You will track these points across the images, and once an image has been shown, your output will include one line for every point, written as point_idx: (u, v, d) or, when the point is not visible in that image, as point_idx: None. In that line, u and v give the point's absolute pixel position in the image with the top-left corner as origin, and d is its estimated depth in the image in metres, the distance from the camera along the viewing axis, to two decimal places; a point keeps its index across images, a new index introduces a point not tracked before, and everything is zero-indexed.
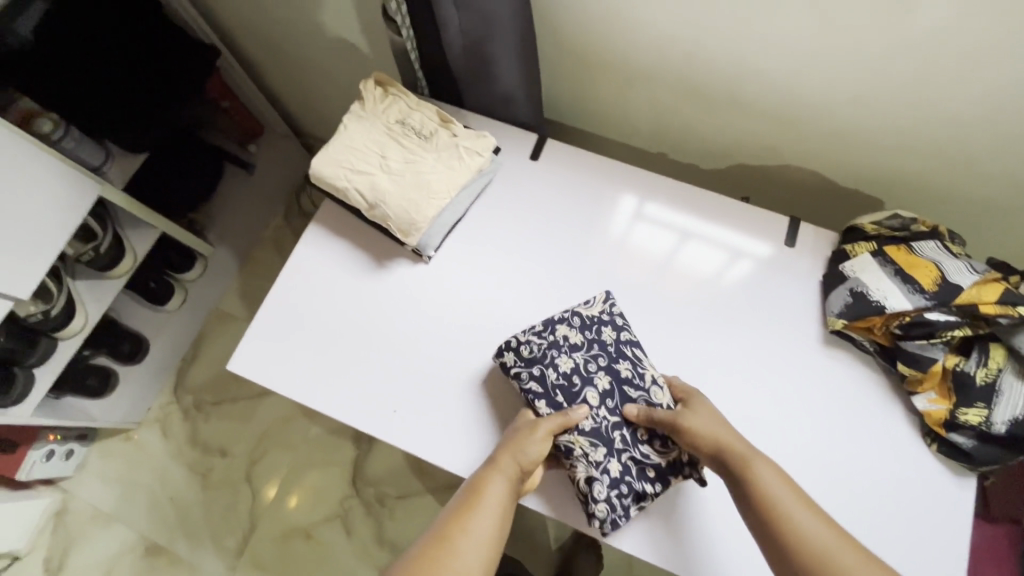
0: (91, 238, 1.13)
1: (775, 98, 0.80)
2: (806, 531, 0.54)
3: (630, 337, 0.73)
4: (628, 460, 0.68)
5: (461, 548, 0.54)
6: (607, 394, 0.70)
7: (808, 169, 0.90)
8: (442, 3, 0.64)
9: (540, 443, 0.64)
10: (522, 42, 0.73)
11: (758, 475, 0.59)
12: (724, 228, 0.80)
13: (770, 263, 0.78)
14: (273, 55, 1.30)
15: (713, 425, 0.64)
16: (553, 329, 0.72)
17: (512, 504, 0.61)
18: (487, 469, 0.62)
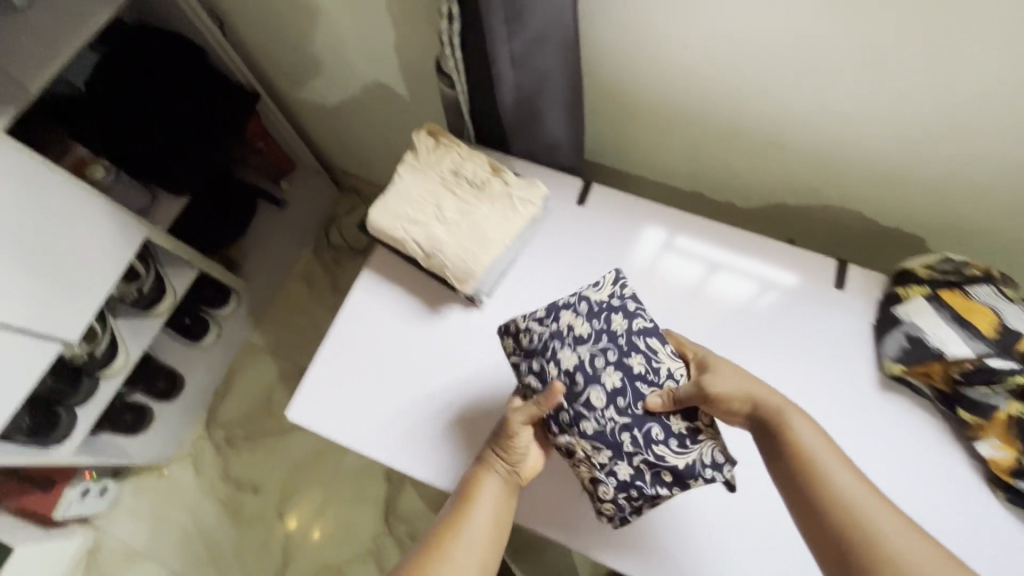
0: (135, 278, 1.16)
1: (819, 139, 0.81)
2: (836, 483, 0.57)
3: (644, 327, 0.71)
4: (640, 463, 0.66)
5: (462, 543, 0.60)
6: (617, 392, 0.68)
7: (851, 209, 0.91)
8: (500, 61, 0.66)
9: (521, 434, 0.67)
10: (572, 94, 0.75)
11: (793, 425, 0.61)
12: (756, 261, 0.81)
13: (809, 296, 0.79)
14: (310, 97, 1.34)
15: (740, 385, 0.65)
16: (557, 317, 0.71)
17: (506, 498, 0.66)
18: (480, 466, 0.67)
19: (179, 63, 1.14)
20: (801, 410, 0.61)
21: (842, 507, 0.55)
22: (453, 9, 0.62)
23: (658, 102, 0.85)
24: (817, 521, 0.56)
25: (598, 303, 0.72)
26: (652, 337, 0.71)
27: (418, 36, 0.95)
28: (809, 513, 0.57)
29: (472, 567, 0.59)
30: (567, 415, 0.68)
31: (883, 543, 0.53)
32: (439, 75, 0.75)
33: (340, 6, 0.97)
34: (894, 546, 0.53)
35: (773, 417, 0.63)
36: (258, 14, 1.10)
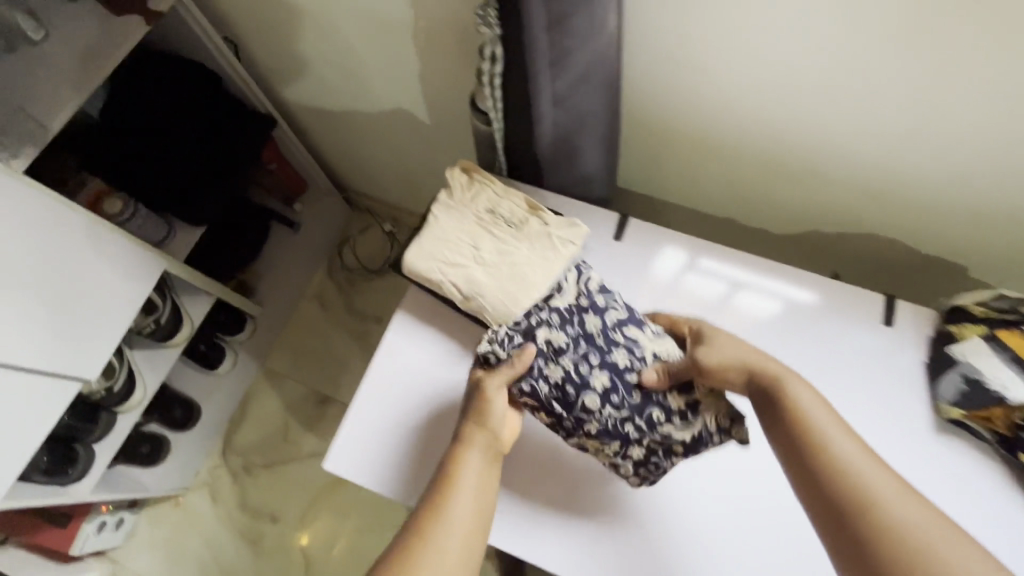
0: (152, 309, 1.14)
1: (860, 170, 0.80)
2: (837, 449, 0.55)
3: (618, 319, 0.74)
4: (651, 443, 0.70)
5: (446, 518, 0.57)
6: (609, 389, 0.71)
7: (889, 238, 0.89)
8: (540, 103, 0.64)
9: (497, 404, 0.68)
10: (611, 128, 0.73)
11: (791, 391, 0.60)
12: (778, 280, 0.81)
13: (835, 313, 0.79)
14: (325, 120, 1.31)
15: (738, 352, 0.65)
16: (534, 335, 0.72)
17: (490, 474, 0.63)
18: (460, 443, 0.65)
19: (196, 91, 1.11)
20: (800, 377, 0.60)
21: (842, 472, 0.53)
22: (496, 49, 0.60)
23: (693, 131, 0.83)
24: (819, 488, 0.53)
25: (569, 310, 0.74)
26: (625, 326, 0.74)
27: (444, 65, 0.93)
28: (809, 481, 0.55)
29: (466, 546, 0.56)
30: (569, 421, 0.71)
31: (885, 511, 0.50)
32: (475, 111, 0.73)
33: (363, 34, 0.94)
34: (897, 513, 0.50)
35: (771, 384, 0.61)
36: (276, 40, 1.08)
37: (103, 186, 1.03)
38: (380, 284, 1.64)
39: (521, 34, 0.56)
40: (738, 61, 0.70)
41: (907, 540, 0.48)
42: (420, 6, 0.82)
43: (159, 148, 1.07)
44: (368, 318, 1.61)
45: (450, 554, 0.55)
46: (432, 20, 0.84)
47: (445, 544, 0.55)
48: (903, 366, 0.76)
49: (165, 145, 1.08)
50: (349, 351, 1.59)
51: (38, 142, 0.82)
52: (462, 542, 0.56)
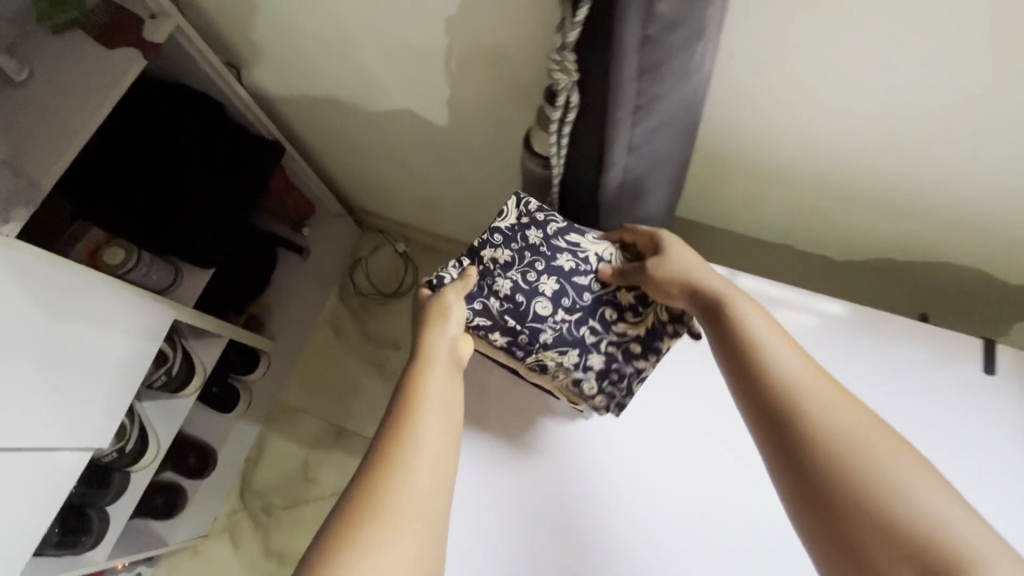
0: (162, 360, 1.07)
1: (950, 203, 0.72)
2: (778, 359, 0.55)
3: (559, 227, 0.72)
4: (608, 346, 0.71)
5: (413, 438, 0.58)
6: (559, 295, 0.70)
7: (977, 270, 0.81)
8: (615, 151, 0.56)
9: (456, 320, 0.67)
10: (681, 167, 0.65)
11: (735, 310, 0.60)
12: (805, 295, 0.79)
13: (861, 322, 0.78)
14: (334, 143, 1.22)
15: (697, 268, 0.64)
16: (479, 258, 0.71)
17: (455, 388, 0.64)
18: (423, 359, 0.64)
19: (197, 125, 1.02)
20: (744, 296, 0.61)
21: (781, 380, 0.54)
22: (573, 95, 0.52)
23: (760, 160, 0.76)
24: (760, 395, 0.54)
25: (512, 229, 0.72)
26: (569, 232, 0.71)
27: (477, 95, 0.84)
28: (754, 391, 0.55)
29: (434, 468, 0.57)
30: (525, 335, 0.70)
31: (822, 417, 0.51)
32: (530, 154, 0.66)
33: (385, 60, 0.85)
34: (833, 419, 0.51)
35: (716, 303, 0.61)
36: (283, 63, 0.98)
37: (101, 236, 0.94)
38: (396, 309, 1.55)
39: (606, 81, 0.48)
40: (827, 84, 0.63)
41: (841, 442, 0.50)
42: (456, 33, 0.73)
43: (163, 190, 0.98)
44: (386, 346, 1.53)
45: (423, 471, 0.56)
46: (468, 48, 0.75)
47: (416, 468, 0.56)
48: (977, 407, 0.74)
49: (170, 187, 0.99)
50: (368, 382, 1.50)
51: (32, 202, 0.72)
52: (433, 458, 0.58)
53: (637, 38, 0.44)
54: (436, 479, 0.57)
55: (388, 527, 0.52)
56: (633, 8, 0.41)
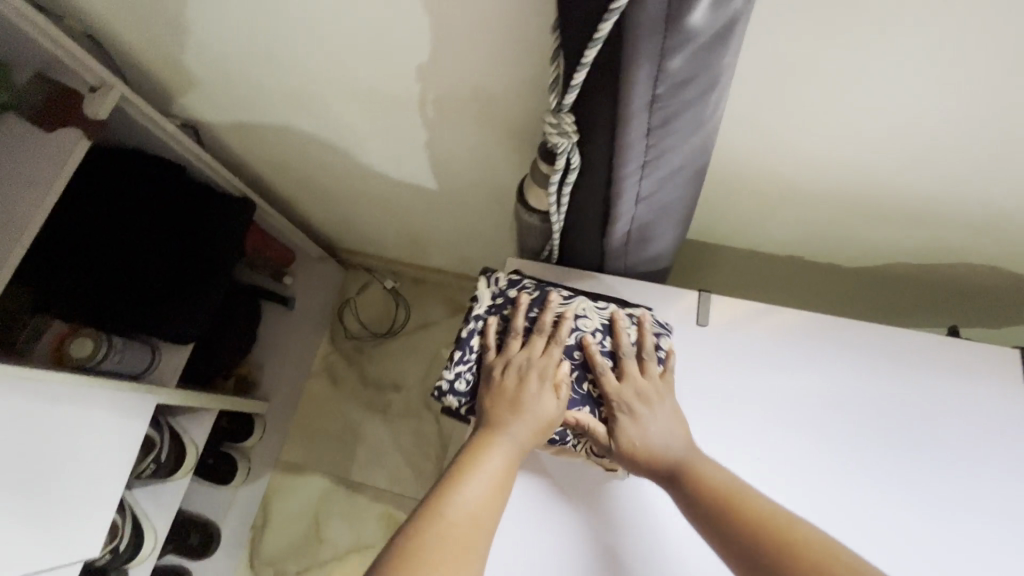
0: (151, 447, 1.00)
1: (972, 209, 0.68)
2: (754, 505, 0.55)
3: (533, 295, 0.66)
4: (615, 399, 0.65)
5: (468, 482, 0.55)
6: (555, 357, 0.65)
7: (1007, 269, 0.76)
8: (624, 205, 0.52)
9: (544, 401, 0.60)
10: (692, 203, 0.60)
11: (706, 472, 0.59)
12: (800, 313, 0.74)
13: (881, 338, 0.72)
14: (309, 190, 1.15)
15: (663, 428, 0.61)
16: (470, 348, 0.66)
17: (507, 476, 0.57)
18: (489, 430, 0.59)
19: (155, 193, 0.94)
20: (707, 458, 0.60)
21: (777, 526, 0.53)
22: (573, 157, 0.47)
23: (770, 180, 0.71)
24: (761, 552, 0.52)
25: (490, 309, 0.67)
26: (542, 296, 0.66)
27: (459, 142, 0.78)
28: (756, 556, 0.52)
29: (456, 557, 0.50)
30: None
31: (806, 555, 0.50)
32: (526, 210, 0.62)
33: (357, 111, 0.79)
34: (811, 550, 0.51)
35: (688, 468, 0.59)
36: (245, 117, 0.91)
37: (63, 327, 0.89)
38: (392, 349, 1.48)
39: (612, 142, 0.43)
40: (839, 104, 0.59)
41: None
42: (431, 82, 0.67)
43: (124, 270, 0.90)
44: (386, 389, 1.46)
45: (465, 521, 0.52)
46: (445, 97, 0.68)
47: (440, 549, 0.50)
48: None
49: (133, 267, 0.91)
50: (371, 429, 1.43)
51: None
52: (476, 509, 0.54)
53: (647, 99, 0.39)
54: (474, 537, 0.52)
55: (413, 554, 0.49)
56: (643, 70, 0.36)
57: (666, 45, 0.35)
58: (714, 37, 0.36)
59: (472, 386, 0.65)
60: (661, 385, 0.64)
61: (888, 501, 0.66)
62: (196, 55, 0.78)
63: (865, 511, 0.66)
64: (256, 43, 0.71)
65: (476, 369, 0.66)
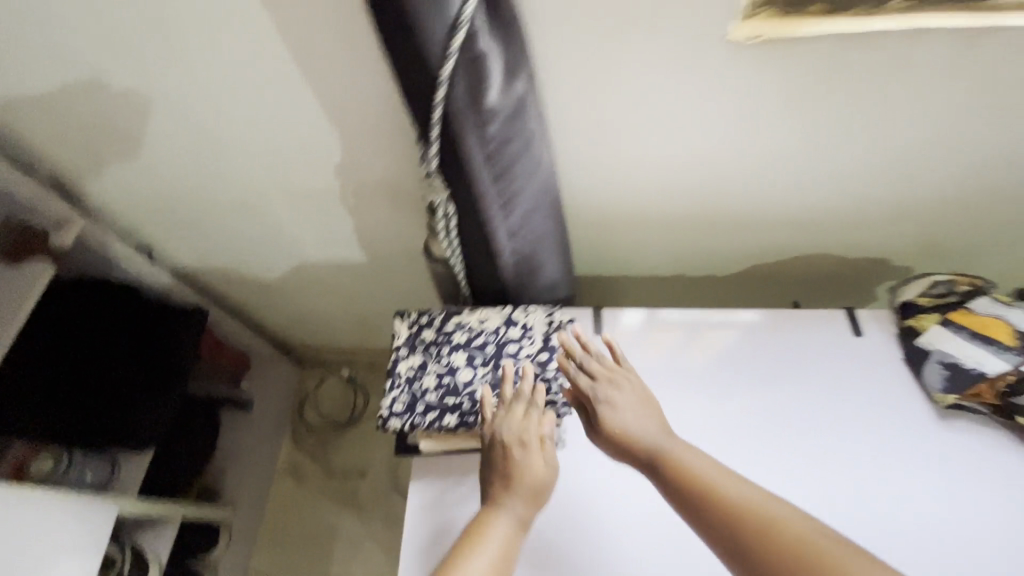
0: (111, 565, 1.03)
1: (782, 215, 0.83)
2: (732, 495, 0.54)
3: (441, 315, 0.73)
4: (531, 372, 0.69)
5: (472, 560, 0.55)
6: (471, 356, 0.69)
7: (833, 254, 0.92)
8: (498, 238, 0.66)
9: (535, 461, 0.59)
10: (562, 236, 0.76)
11: (685, 463, 0.58)
12: (719, 315, 0.82)
13: (761, 329, 0.80)
14: (254, 290, 1.26)
15: (642, 420, 0.62)
16: (396, 372, 0.69)
17: (512, 544, 0.57)
18: (489, 502, 0.58)
19: (116, 312, 1.04)
20: (690, 447, 0.59)
21: (755, 520, 0.52)
22: (449, 206, 0.62)
23: (625, 213, 0.84)
24: (735, 545, 0.52)
25: (407, 339, 0.72)
26: (450, 316, 0.73)
27: (379, 220, 0.93)
28: (734, 550, 0.52)
29: None
30: (467, 403, 0.67)
31: (794, 545, 0.50)
32: (432, 259, 0.75)
33: (292, 208, 0.94)
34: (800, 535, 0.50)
35: (673, 462, 0.58)
36: (190, 230, 1.03)
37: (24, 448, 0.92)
38: (353, 436, 1.52)
39: (470, 191, 0.59)
40: None
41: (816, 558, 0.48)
42: (344, 177, 0.83)
43: (84, 384, 0.97)
44: (352, 476, 1.47)
45: None
46: (360, 184, 0.84)
47: None
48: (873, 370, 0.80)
49: (92, 380, 0.97)
50: (341, 518, 1.43)
51: None
52: None
53: (483, 156, 0.55)
54: None
55: None
56: (470, 136, 0.53)
57: (480, 118, 0.52)
58: (511, 109, 0.53)
59: (408, 403, 0.67)
60: (629, 376, 0.66)
61: (789, 467, 0.72)
62: (148, 188, 0.92)
63: (772, 476, 0.71)
64: (199, 166, 0.86)
65: (406, 390, 0.68)
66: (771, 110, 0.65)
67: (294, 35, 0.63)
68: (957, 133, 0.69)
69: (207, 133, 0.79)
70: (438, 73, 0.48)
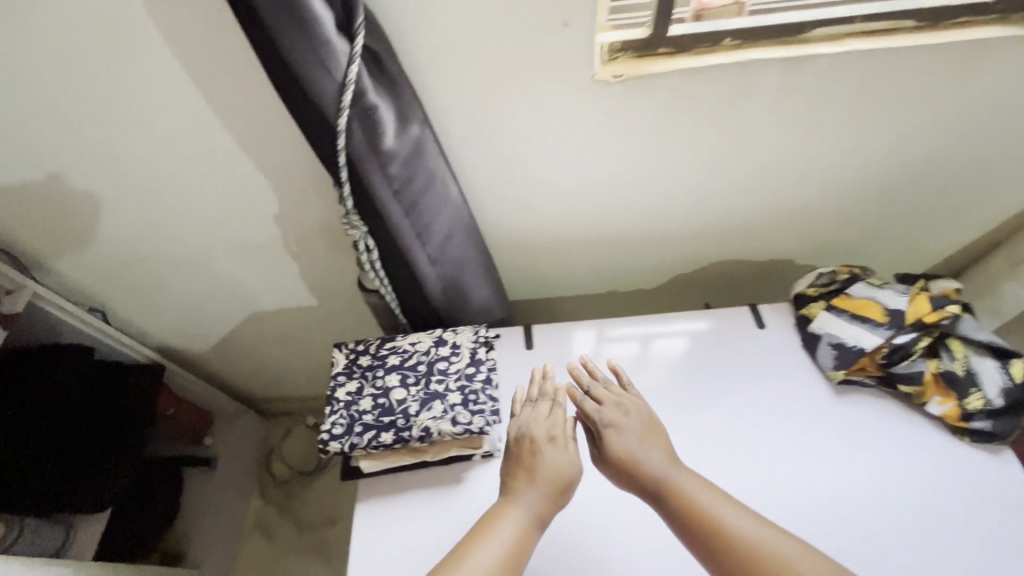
0: None
1: (686, 226, 0.92)
2: (730, 525, 0.58)
3: (376, 343, 0.79)
4: (460, 385, 0.74)
5: (486, 544, 0.57)
6: (403, 376, 0.75)
7: (744, 259, 1.01)
8: (420, 265, 0.72)
9: (557, 455, 0.64)
10: (485, 260, 0.82)
11: (692, 494, 0.61)
12: (656, 325, 0.88)
13: (717, 337, 0.86)
14: (210, 344, 1.28)
15: (648, 446, 0.65)
16: (335, 398, 0.74)
17: (526, 534, 0.60)
18: (508, 492, 0.62)
19: (66, 370, 1.05)
20: (696, 477, 0.63)
21: (755, 554, 0.56)
22: (368, 240, 0.69)
23: (546, 237, 0.92)
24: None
25: (345, 368, 0.77)
26: (386, 342, 0.79)
27: (324, 262, 0.99)
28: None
29: None
30: (400, 419, 0.71)
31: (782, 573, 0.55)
32: (365, 292, 0.81)
33: (240, 260, 0.99)
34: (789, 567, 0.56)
35: (679, 491, 0.61)
36: (141, 289, 1.07)
37: None
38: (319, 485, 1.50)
39: (385, 224, 0.66)
40: None
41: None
42: (283, 224, 0.90)
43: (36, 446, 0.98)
44: (321, 525, 1.45)
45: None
46: (300, 230, 0.91)
47: None
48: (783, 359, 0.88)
49: (43, 441, 0.99)
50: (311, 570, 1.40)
51: None
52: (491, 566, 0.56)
53: (390, 193, 0.63)
54: None
55: None
56: (374, 176, 0.60)
57: (380, 160, 0.60)
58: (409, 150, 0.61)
59: (346, 425, 0.71)
60: (634, 399, 0.70)
61: (711, 454, 0.77)
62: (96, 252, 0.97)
63: (698, 462, 0.76)
64: (147, 229, 0.92)
65: (343, 414, 0.72)
66: (648, 135, 0.75)
67: (222, 103, 0.71)
68: (814, 144, 0.79)
69: (150, 195, 0.85)
70: (336, 125, 0.56)
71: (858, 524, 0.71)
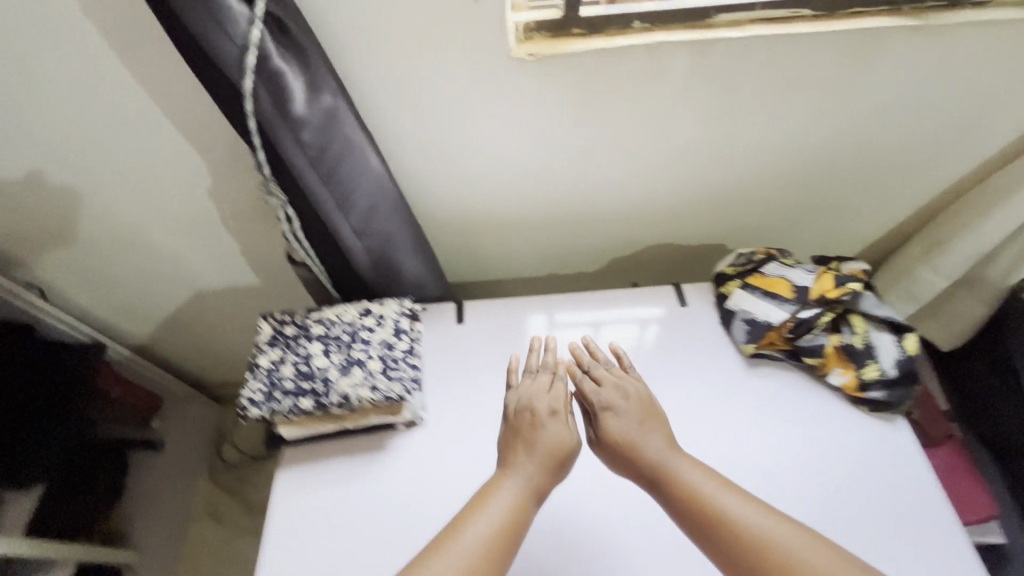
0: None
1: (615, 208, 0.95)
2: (729, 512, 0.58)
3: (302, 314, 0.80)
4: (381, 354, 0.76)
5: (481, 516, 0.58)
6: (326, 345, 0.76)
7: (675, 242, 1.04)
8: (344, 236, 0.74)
9: (555, 431, 0.64)
10: (415, 236, 0.84)
11: (691, 479, 0.60)
12: (594, 307, 0.90)
13: (673, 322, 0.88)
14: (155, 324, 1.28)
15: (648, 429, 0.65)
16: (257, 366, 0.75)
17: (522, 507, 0.60)
18: (506, 466, 0.63)
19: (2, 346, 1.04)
20: (695, 461, 0.62)
21: (753, 540, 0.56)
22: (288, 210, 0.70)
23: (478, 215, 0.94)
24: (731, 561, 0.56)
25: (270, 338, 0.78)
26: (312, 312, 0.80)
27: (262, 239, 1.00)
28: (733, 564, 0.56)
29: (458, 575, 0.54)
30: (319, 386, 0.72)
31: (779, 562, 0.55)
32: (294, 265, 0.82)
33: (178, 237, 1.00)
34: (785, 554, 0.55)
35: (678, 475, 0.61)
36: (79, 266, 1.07)
37: None
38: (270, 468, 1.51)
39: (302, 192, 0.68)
40: None
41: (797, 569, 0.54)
42: (217, 199, 0.90)
43: None
44: None
45: (476, 547, 0.56)
46: (236, 205, 0.92)
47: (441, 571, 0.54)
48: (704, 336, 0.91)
49: None
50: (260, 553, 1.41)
51: None
52: (486, 539, 0.57)
53: (303, 159, 0.65)
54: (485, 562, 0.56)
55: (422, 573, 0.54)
56: (285, 141, 0.62)
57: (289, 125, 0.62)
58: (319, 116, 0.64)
59: (267, 391, 0.73)
60: (634, 381, 0.71)
61: None
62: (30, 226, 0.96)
63: None
64: (81, 203, 0.91)
65: (264, 380, 0.73)
66: (568, 115, 0.78)
67: (147, 73, 0.72)
68: (728, 129, 0.82)
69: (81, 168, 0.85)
70: (241, 90, 0.58)
71: (761, 489, 0.74)
